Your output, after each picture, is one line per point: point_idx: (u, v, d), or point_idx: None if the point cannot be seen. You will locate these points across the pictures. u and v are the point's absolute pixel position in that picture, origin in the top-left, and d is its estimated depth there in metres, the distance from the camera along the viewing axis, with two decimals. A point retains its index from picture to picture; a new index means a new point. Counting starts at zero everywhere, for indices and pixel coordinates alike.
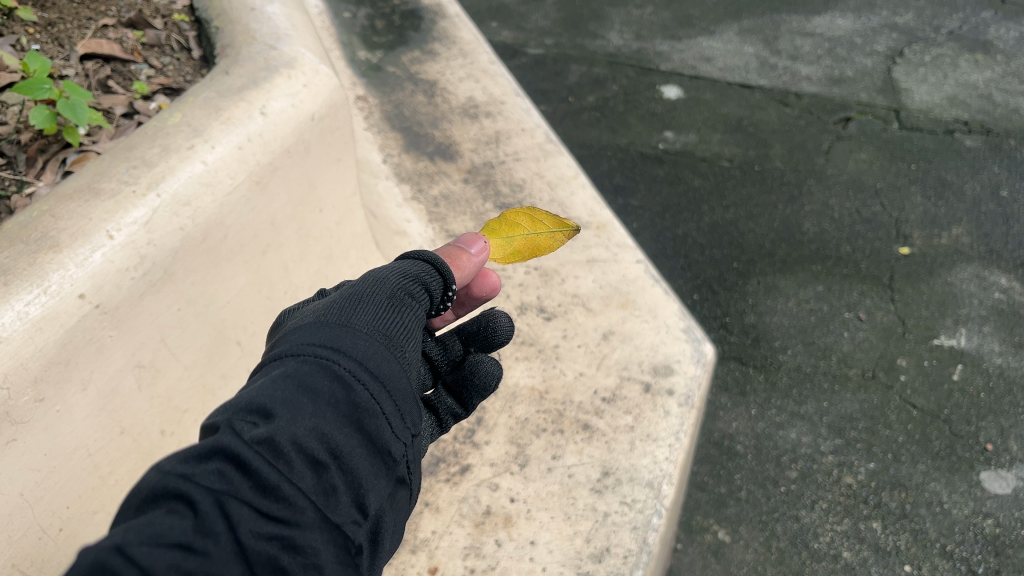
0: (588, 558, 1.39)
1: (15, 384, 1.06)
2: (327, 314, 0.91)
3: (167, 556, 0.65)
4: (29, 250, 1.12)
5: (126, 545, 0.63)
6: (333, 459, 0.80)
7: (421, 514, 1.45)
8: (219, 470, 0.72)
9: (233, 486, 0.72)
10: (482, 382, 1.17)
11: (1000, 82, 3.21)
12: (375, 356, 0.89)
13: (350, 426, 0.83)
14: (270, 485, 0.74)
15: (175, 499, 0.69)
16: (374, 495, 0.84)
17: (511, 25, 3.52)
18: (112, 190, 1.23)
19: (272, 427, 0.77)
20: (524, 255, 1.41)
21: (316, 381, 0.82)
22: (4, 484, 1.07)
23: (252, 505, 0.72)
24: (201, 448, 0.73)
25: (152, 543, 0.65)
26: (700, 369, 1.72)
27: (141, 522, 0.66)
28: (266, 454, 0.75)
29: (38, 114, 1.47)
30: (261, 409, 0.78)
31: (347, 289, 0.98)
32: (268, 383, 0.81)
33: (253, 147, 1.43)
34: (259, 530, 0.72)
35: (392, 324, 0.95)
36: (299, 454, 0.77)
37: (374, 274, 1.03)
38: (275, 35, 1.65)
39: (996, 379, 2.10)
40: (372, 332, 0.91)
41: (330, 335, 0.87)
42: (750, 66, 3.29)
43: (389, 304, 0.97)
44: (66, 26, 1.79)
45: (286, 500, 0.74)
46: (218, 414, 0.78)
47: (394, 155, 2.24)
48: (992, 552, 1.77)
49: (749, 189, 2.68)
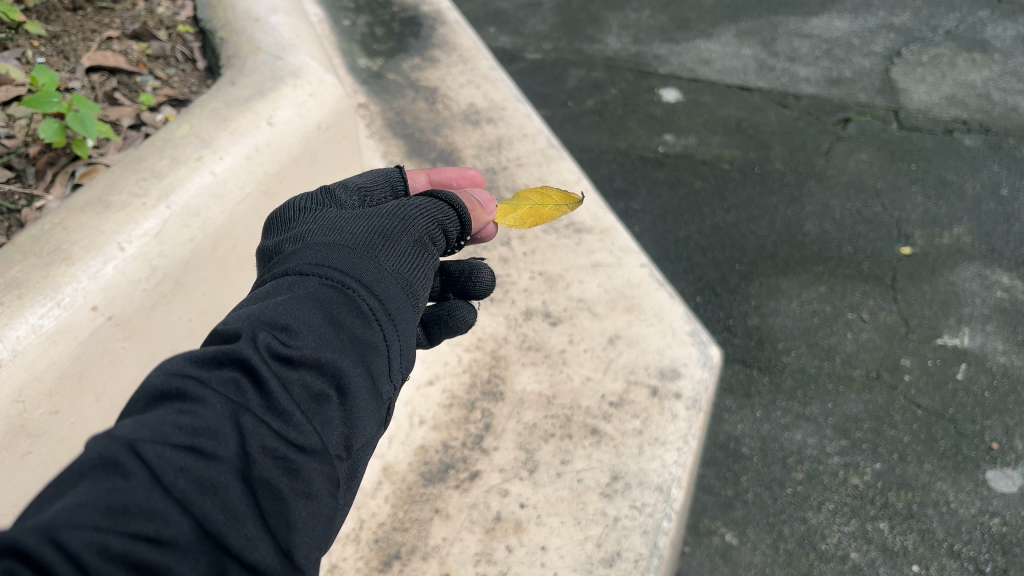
0: (599, 563, 1.40)
1: (30, 398, 1.06)
2: (357, 242, 1.01)
3: (177, 458, 0.67)
4: (42, 263, 1.14)
5: (137, 442, 0.66)
6: (337, 392, 0.84)
7: (432, 522, 1.46)
8: (233, 379, 0.75)
9: (244, 398, 0.75)
10: (454, 324, 1.25)
11: (999, 81, 3.22)
12: (391, 298, 0.97)
13: (359, 361, 0.88)
14: (280, 406, 0.76)
15: (189, 401, 0.72)
16: (366, 435, 0.87)
17: (509, 30, 3.54)
18: (122, 203, 1.25)
19: (291, 345, 0.82)
20: (513, 213, 1.54)
21: (338, 307, 0.90)
22: (20, 498, 1.08)
23: (262, 422, 0.74)
24: (221, 354, 0.76)
25: (163, 444, 0.67)
26: (706, 371, 1.72)
27: (153, 420, 0.69)
28: (278, 371, 0.79)
29: (47, 128, 1.47)
30: (281, 325, 0.83)
31: (375, 220, 1.07)
32: (294, 301, 0.87)
33: (261, 158, 1.44)
34: (264, 444, 0.73)
35: (412, 268, 1.05)
36: (307, 380, 0.81)
37: (404, 210, 1.13)
38: (280, 45, 1.69)
39: (1000, 377, 2.11)
40: (395, 271, 1.01)
41: (357, 263, 0.97)
42: (748, 68, 3.30)
43: (412, 246, 1.08)
44: (70, 38, 1.81)
45: (293, 422, 0.77)
46: (237, 323, 0.82)
47: (397, 162, 2.25)
48: (1000, 551, 1.77)
49: (749, 191, 2.69)
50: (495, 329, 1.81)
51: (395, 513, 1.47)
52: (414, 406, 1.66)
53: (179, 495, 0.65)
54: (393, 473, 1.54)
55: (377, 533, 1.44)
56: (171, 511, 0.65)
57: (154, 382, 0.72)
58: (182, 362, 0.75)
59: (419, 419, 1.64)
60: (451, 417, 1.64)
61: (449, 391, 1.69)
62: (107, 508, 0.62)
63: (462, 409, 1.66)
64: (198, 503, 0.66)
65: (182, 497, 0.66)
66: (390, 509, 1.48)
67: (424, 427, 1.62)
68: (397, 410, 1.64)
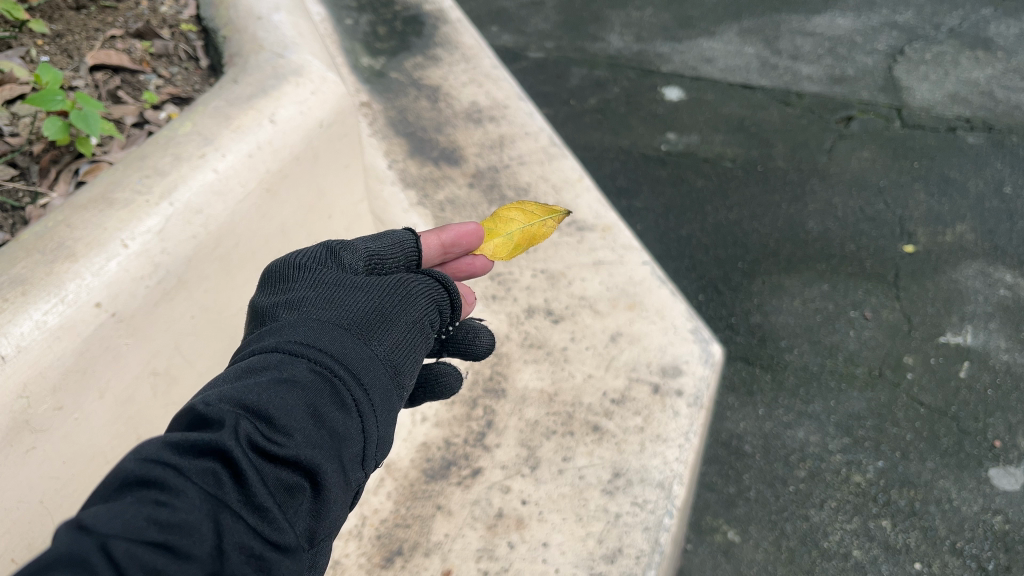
0: (601, 559, 1.40)
1: (34, 393, 1.07)
2: (348, 323, 1.03)
3: (149, 558, 0.67)
4: (46, 260, 1.15)
5: (110, 541, 0.66)
6: (312, 485, 0.86)
7: (434, 518, 1.46)
8: (212, 470, 0.76)
9: (221, 492, 0.75)
10: (440, 390, 1.28)
11: (1002, 79, 3.21)
12: (376, 386, 0.99)
13: (337, 452, 0.89)
14: (257, 502, 0.77)
15: (167, 492, 0.72)
16: (333, 527, 0.88)
17: (512, 29, 3.54)
18: (126, 200, 1.26)
19: (273, 435, 0.83)
20: (524, 246, 1.52)
21: (325, 395, 0.91)
22: (24, 494, 1.09)
23: (238, 518, 0.75)
24: (203, 443, 0.76)
25: (134, 542, 0.67)
26: (708, 369, 1.72)
27: (127, 512, 0.68)
28: (257, 463, 0.80)
29: (51, 126, 1.48)
30: (264, 413, 0.84)
31: (369, 301, 1.10)
32: (281, 386, 0.87)
33: (263, 155, 1.45)
34: (237, 543, 0.74)
35: (399, 353, 1.07)
36: (283, 474, 0.83)
37: (399, 290, 1.16)
38: (282, 43, 1.69)
39: (1003, 375, 2.10)
40: (383, 357, 1.03)
41: (347, 347, 0.99)
42: (751, 66, 3.30)
43: (405, 330, 1.11)
44: (74, 37, 1.82)
45: (267, 520, 0.78)
46: (223, 404, 0.82)
47: (399, 160, 2.26)
48: (1002, 548, 1.77)
49: (752, 189, 2.68)
50: (496, 326, 1.81)
51: (397, 510, 1.48)
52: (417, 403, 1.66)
53: None
54: (395, 469, 1.55)
55: (379, 529, 1.45)
56: None
57: (128, 467, 0.72)
58: (161, 447, 0.75)
59: (421, 416, 1.64)
60: (453, 414, 1.65)
61: None
62: None
63: (463, 407, 1.66)
64: None
65: None
66: (392, 506, 1.49)
67: (426, 424, 1.63)
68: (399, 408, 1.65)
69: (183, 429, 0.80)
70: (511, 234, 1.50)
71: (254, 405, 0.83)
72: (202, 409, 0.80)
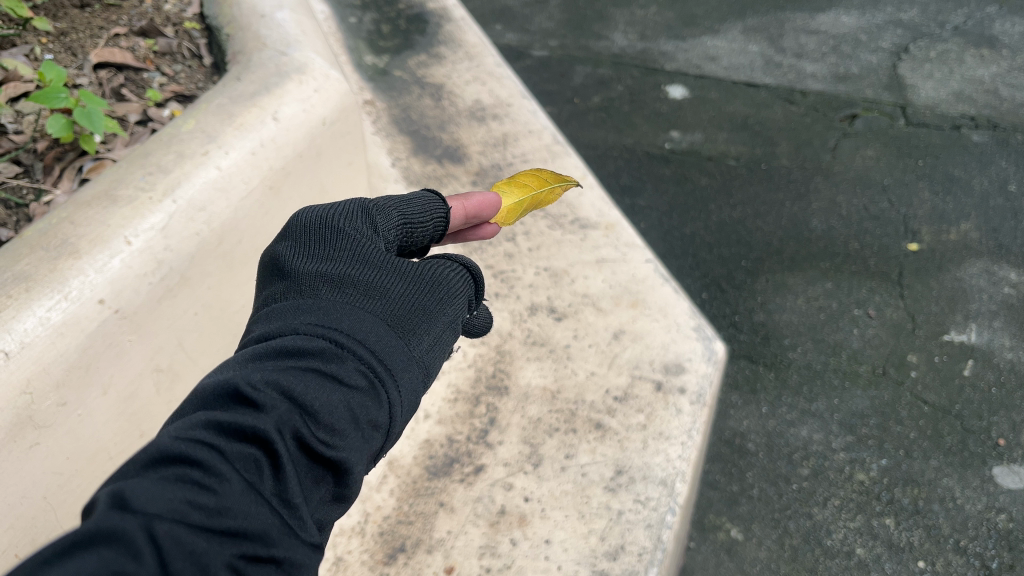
0: (604, 556, 1.40)
1: (38, 389, 1.07)
2: (396, 310, 0.90)
3: (191, 542, 0.61)
4: (50, 256, 1.15)
5: (153, 523, 0.61)
6: (340, 487, 0.77)
7: (437, 515, 1.46)
8: (255, 458, 0.69)
9: (261, 482, 0.69)
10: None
11: (1007, 77, 3.20)
12: (417, 386, 0.87)
13: (371, 454, 0.81)
14: (293, 500, 0.70)
15: (209, 475, 0.66)
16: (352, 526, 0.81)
17: (515, 27, 3.54)
18: (129, 196, 1.26)
19: (314, 430, 0.75)
20: (524, 205, 1.42)
21: (367, 395, 0.80)
22: (28, 489, 1.10)
23: (276, 513, 0.69)
24: (247, 427, 0.69)
25: (178, 524, 0.62)
26: (711, 367, 1.72)
27: (168, 491, 0.63)
28: (294, 454, 0.73)
29: (55, 123, 1.48)
30: (307, 404, 0.75)
31: (415, 283, 0.96)
32: (323, 378, 0.77)
33: (266, 153, 1.45)
34: (275, 536, 0.67)
35: (443, 347, 0.95)
36: (316, 468, 0.76)
37: (445, 275, 1.02)
38: (285, 41, 1.70)
39: (1007, 374, 2.10)
40: (427, 352, 0.91)
41: (392, 337, 0.87)
42: (755, 64, 3.29)
43: (451, 321, 0.99)
44: (78, 35, 1.82)
45: (301, 521, 0.71)
46: (263, 388, 0.74)
47: (403, 158, 2.26)
48: (1006, 547, 1.76)
49: (756, 188, 2.68)
50: (500, 324, 1.81)
51: (400, 507, 1.48)
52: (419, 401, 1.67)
53: None
54: (398, 467, 1.55)
55: (382, 526, 1.45)
56: None
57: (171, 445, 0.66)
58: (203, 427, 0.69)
59: (424, 414, 1.64)
60: (456, 412, 1.65)
61: (453, 386, 1.70)
62: None
63: (467, 404, 1.67)
64: None
65: None
66: (395, 503, 1.49)
67: (429, 421, 1.63)
68: None
69: (220, 405, 0.73)
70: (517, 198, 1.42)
71: (297, 395, 0.75)
72: (245, 390, 0.72)
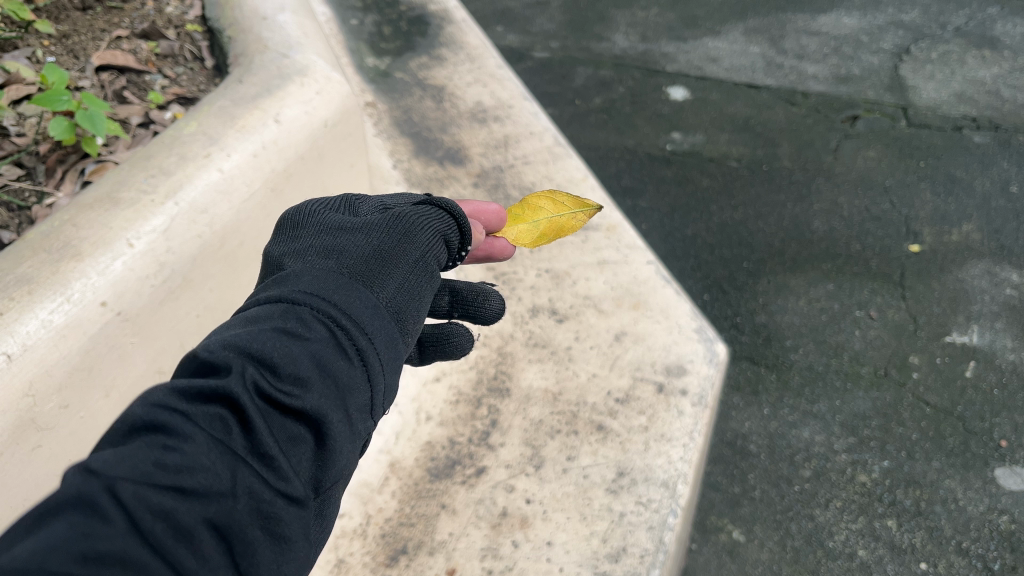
0: (606, 558, 1.40)
1: (40, 392, 1.08)
2: (354, 266, 0.97)
3: (158, 501, 0.65)
4: (52, 258, 1.15)
5: (116, 483, 0.63)
6: (318, 436, 0.81)
7: (439, 517, 1.46)
8: (220, 416, 0.72)
9: (230, 438, 0.72)
10: (451, 349, 1.29)
11: (1009, 78, 3.19)
12: (383, 329, 0.93)
13: (344, 402, 0.84)
14: (264, 452, 0.73)
15: (174, 436, 0.69)
16: (342, 476, 0.84)
17: (517, 29, 3.54)
18: (131, 199, 1.26)
19: (278, 383, 0.79)
20: (550, 236, 1.51)
21: (330, 344, 0.85)
22: (31, 491, 1.10)
23: (246, 466, 0.72)
24: (209, 388, 0.72)
25: (142, 485, 0.64)
26: (713, 368, 1.72)
27: (134, 454, 0.66)
28: (262, 410, 0.76)
29: (57, 125, 1.49)
30: (267, 358, 0.79)
31: (375, 237, 1.05)
32: (284, 335, 0.82)
33: (268, 155, 1.45)
34: (246, 489, 0.70)
35: (406, 294, 1.01)
36: (289, 420, 0.79)
37: (401, 227, 1.11)
38: (287, 43, 1.70)
39: (1009, 375, 2.09)
40: (393, 298, 0.98)
41: (351, 286, 0.93)
42: (756, 66, 3.29)
43: (413, 270, 1.05)
44: (80, 38, 1.83)
45: (276, 472, 0.74)
46: (223, 350, 0.78)
47: (405, 160, 2.26)
48: (1008, 548, 1.76)
49: (757, 189, 2.68)
50: (501, 326, 1.81)
51: (401, 509, 1.48)
52: (421, 403, 1.67)
53: (156, 543, 0.64)
54: (399, 469, 1.55)
55: (384, 528, 1.45)
56: (149, 561, 0.63)
57: (135, 413, 0.69)
58: (167, 392, 0.71)
59: (426, 415, 1.65)
60: (458, 414, 1.65)
61: (455, 388, 1.70)
62: (80, 556, 0.60)
63: (468, 406, 1.67)
64: (173, 554, 0.64)
65: (157, 544, 0.64)
66: (397, 505, 1.49)
67: (430, 423, 1.64)
68: (404, 406, 1.66)
69: (183, 377, 0.76)
70: (537, 222, 1.50)
71: (258, 352, 0.79)
72: (206, 355, 0.76)
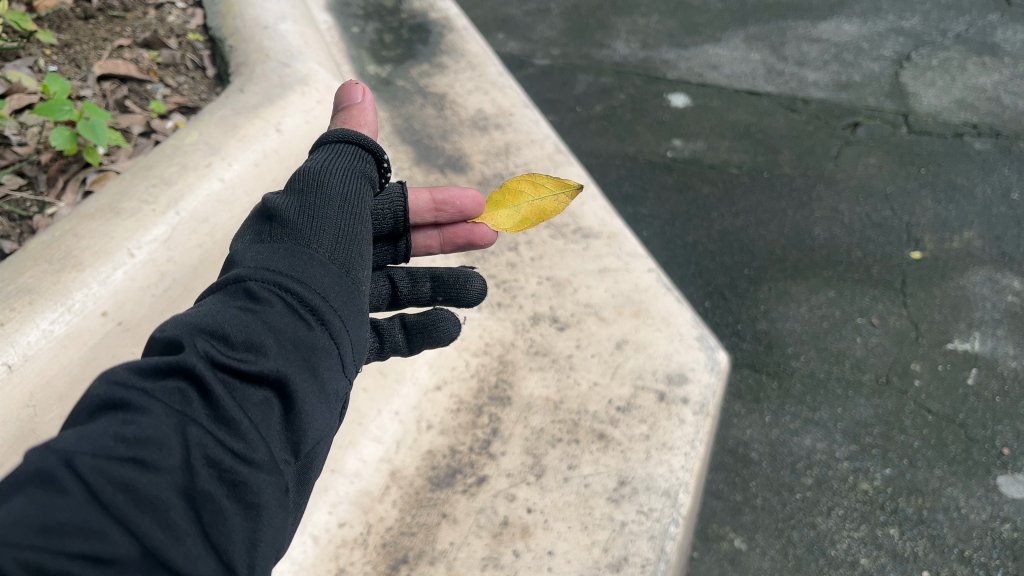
0: (607, 567, 1.40)
1: (41, 403, 1.08)
2: (292, 233, 1.02)
3: (118, 472, 0.69)
4: (53, 268, 1.16)
5: (74, 457, 0.68)
6: (283, 398, 0.86)
7: (439, 526, 1.46)
8: (179, 389, 0.77)
9: (190, 408, 0.77)
10: (439, 335, 1.29)
11: (1009, 85, 3.20)
12: (328, 286, 0.98)
13: (304, 364, 0.89)
14: (227, 417, 0.78)
15: (132, 411, 0.74)
16: (314, 435, 0.88)
17: (518, 36, 3.55)
18: (133, 209, 1.27)
19: (232, 351, 0.84)
20: (532, 221, 1.46)
21: (278, 309, 0.90)
22: None
23: (207, 431, 0.76)
24: (164, 364, 0.78)
25: (101, 457, 0.69)
26: (713, 377, 1.72)
27: (94, 431, 0.71)
28: (222, 379, 0.81)
29: (59, 135, 1.50)
30: (219, 330, 0.84)
31: (308, 198, 1.09)
32: (233, 309, 0.88)
33: (269, 164, 1.46)
34: (208, 454, 0.75)
35: (347, 247, 1.05)
36: (250, 387, 0.84)
37: (315, 176, 1.12)
38: (288, 53, 1.72)
39: (1011, 382, 2.09)
40: (332, 255, 1.02)
41: (289, 251, 0.98)
42: (756, 73, 3.30)
43: (351, 224, 1.09)
44: (82, 47, 1.84)
45: (239, 436, 0.78)
46: (170, 329, 0.83)
47: (406, 168, 2.27)
48: (1010, 557, 1.76)
49: (758, 196, 2.68)
50: (502, 334, 1.81)
51: (402, 518, 1.48)
52: (422, 411, 1.67)
53: (118, 513, 0.68)
54: (400, 477, 1.55)
55: (385, 537, 1.45)
56: (108, 529, 0.67)
57: (96, 394, 0.74)
58: (126, 372, 0.77)
59: (426, 424, 1.65)
60: (459, 422, 1.65)
61: (456, 396, 1.70)
62: (43, 527, 0.65)
63: (469, 414, 1.67)
64: (137, 521, 0.69)
65: (120, 514, 0.68)
66: (398, 514, 1.49)
67: (431, 432, 1.64)
68: (404, 415, 1.66)
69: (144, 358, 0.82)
70: (517, 207, 1.47)
71: (208, 327, 0.84)
72: (159, 337, 0.82)
